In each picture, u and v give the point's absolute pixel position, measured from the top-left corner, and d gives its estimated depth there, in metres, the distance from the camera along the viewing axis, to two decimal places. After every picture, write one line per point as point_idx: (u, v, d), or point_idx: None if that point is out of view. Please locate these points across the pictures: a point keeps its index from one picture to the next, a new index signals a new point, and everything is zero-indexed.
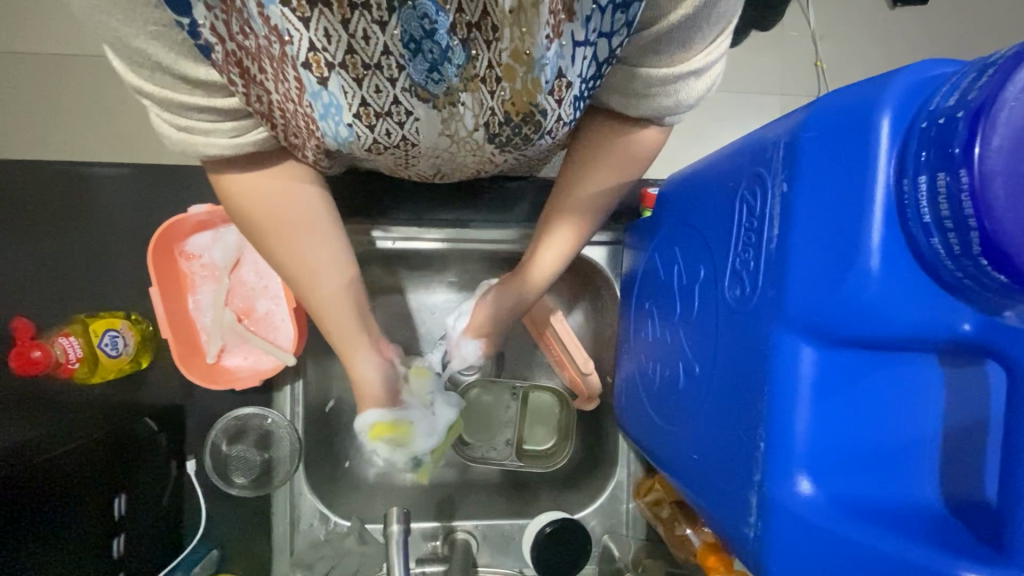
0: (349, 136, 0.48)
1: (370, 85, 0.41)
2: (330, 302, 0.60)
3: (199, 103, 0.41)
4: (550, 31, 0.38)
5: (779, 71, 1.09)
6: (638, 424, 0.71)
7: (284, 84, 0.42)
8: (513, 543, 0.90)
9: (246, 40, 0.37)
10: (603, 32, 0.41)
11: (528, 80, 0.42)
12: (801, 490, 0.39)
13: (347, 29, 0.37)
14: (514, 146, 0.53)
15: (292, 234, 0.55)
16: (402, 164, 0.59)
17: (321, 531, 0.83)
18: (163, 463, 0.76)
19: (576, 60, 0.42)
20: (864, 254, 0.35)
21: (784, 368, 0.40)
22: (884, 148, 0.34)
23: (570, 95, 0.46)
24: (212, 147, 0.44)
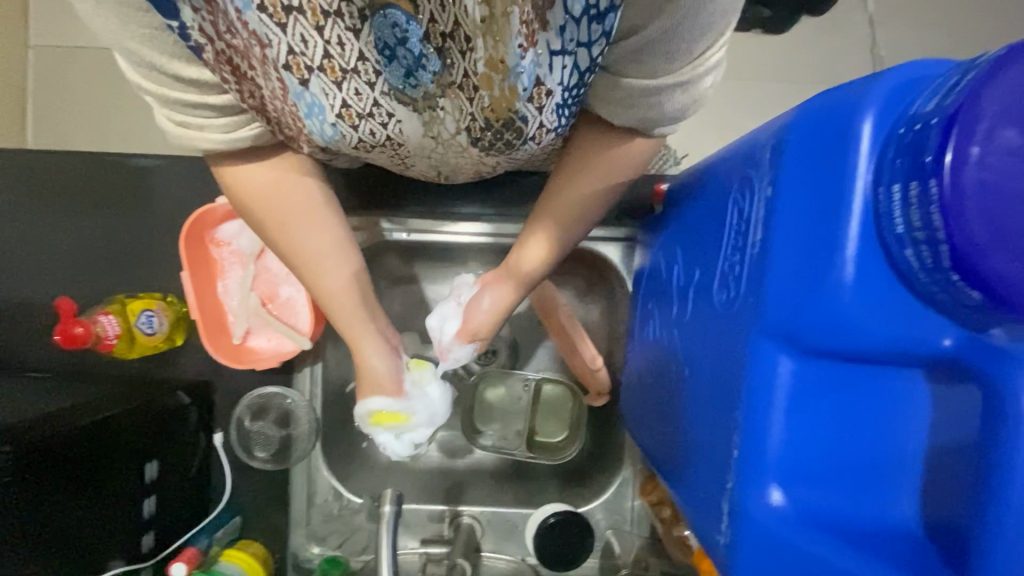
0: (335, 134, 0.56)
1: (350, 88, 0.50)
2: (336, 295, 0.64)
3: (195, 100, 0.50)
4: (522, 40, 0.42)
5: (826, 59, 1.04)
6: (637, 420, 0.71)
7: (271, 83, 0.49)
8: (517, 531, 0.92)
9: (233, 38, 0.45)
10: (582, 42, 0.46)
11: (505, 87, 0.48)
12: (770, 501, 0.39)
13: (322, 35, 0.45)
14: (498, 150, 0.60)
15: (291, 225, 0.61)
16: (399, 162, 0.68)
17: (335, 506, 0.89)
18: (193, 434, 0.83)
19: (555, 68, 0.48)
20: (838, 265, 0.34)
21: (760, 377, 0.39)
22: (863, 153, 0.33)
23: (551, 102, 0.52)
24: (205, 141, 0.54)
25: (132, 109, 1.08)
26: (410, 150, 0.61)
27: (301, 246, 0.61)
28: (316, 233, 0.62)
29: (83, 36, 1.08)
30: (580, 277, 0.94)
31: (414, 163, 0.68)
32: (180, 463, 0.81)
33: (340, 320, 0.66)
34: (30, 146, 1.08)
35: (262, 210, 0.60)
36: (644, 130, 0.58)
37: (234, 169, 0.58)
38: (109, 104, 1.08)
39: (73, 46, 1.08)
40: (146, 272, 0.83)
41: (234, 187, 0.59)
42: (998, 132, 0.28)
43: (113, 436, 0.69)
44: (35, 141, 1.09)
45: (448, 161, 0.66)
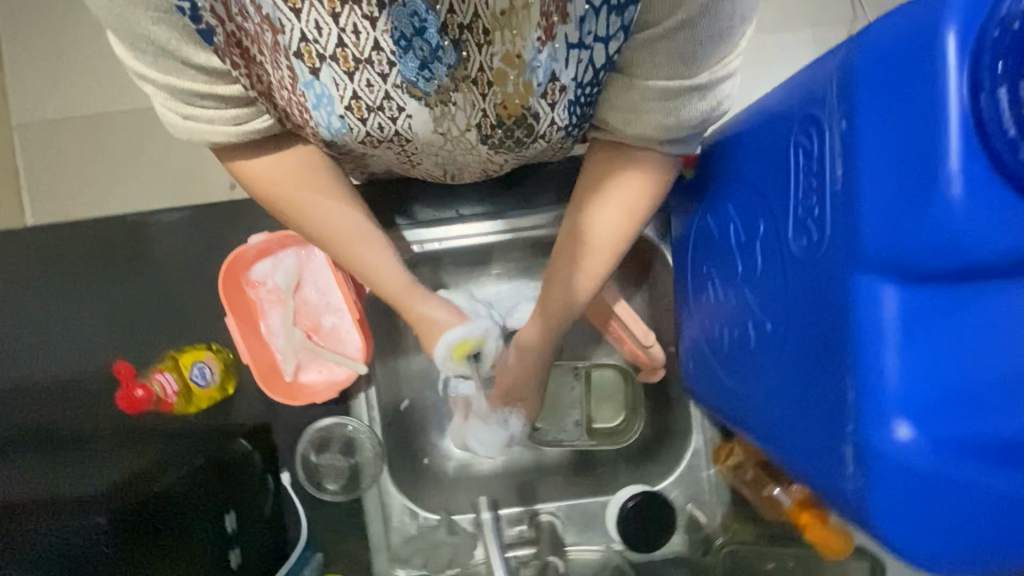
0: (343, 128, 0.56)
1: (362, 79, 0.50)
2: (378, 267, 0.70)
3: (202, 89, 0.52)
4: (541, 34, 0.46)
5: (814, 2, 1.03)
6: (708, 389, 0.70)
7: (280, 70, 0.51)
8: (598, 520, 0.91)
9: (244, 21, 0.47)
10: (600, 37, 0.48)
11: (520, 83, 0.51)
12: (899, 437, 0.38)
13: (337, 23, 0.45)
14: (506, 147, 0.61)
15: (310, 206, 0.65)
16: (405, 161, 0.68)
17: (413, 526, 0.88)
18: (262, 479, 0.81)
19: (570, 63, 0.50)
20: (943, 181, 0.33)
21: (866, 311, 0.38)
22: (953, 66, 0.32)
23: (564, 99, 0.54)
24: (216, 130, 0.56)
25: (130, 164, 1.06)
26: (417, 146, 0.61)
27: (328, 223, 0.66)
28: (337, 210, 0.66)
29: (63, 106, 1.07)
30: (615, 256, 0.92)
31: (422, 163, 0.68)
32: (254, 499, 0.79)
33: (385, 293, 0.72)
34: (29, 225, 1.06)
35: (285, 194, 0.64)
36: (661, 144, 0.57)
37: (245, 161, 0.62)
38: (102, 169, 1.07)
39: (59, 116, 1.07)
40: (184, 325, 0.83)
41: (253, 177, 0.63)
42: None
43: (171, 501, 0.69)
44: (33, 220, 1.06)
45: (455, 158, 0.65)
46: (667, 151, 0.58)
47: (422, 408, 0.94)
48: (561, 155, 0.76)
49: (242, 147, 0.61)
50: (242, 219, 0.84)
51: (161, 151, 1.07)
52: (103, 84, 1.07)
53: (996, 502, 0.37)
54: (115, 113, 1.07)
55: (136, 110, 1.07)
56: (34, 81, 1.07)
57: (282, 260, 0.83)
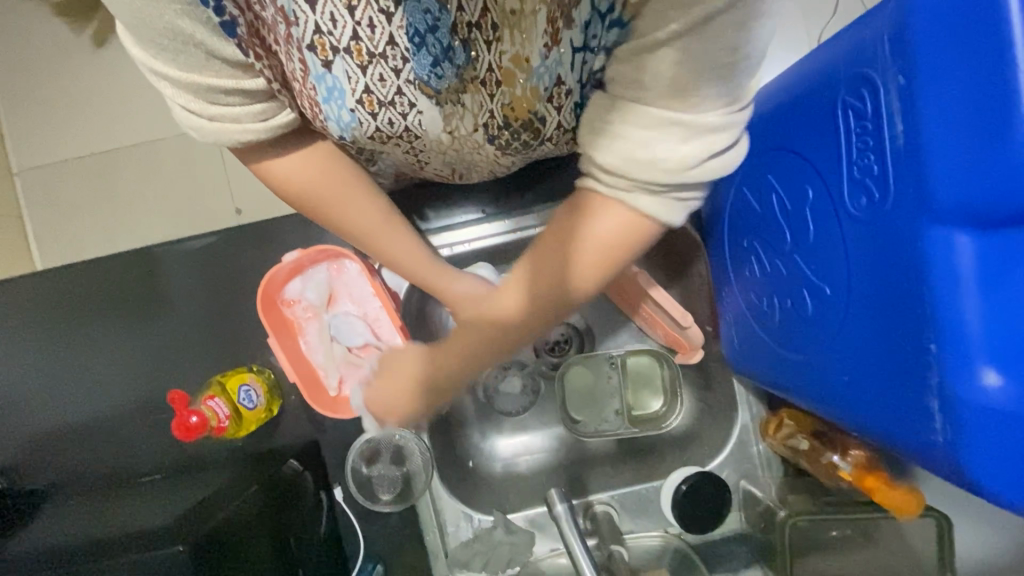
0: (352, 122, 0.56)
1: (375, 73, 0.51)
2: (404, 255, 0.71)
3: (228, 86, 0.53)
4: (548, 40, 0.48)
5: None
6: (757, 361, 0.70)
7: (292, 63, 0.51)
8: (652, 506, 0.90)
9: (261, 11, 0.47)
10: (603, 45, 0.51)
11: (528, 87, 0.53)
12: (987, 384, 0.38)
13: (353, 16, 0.46)
14: (512, 147, 0.64)
15: (331, 206, 0.66)
16: (413, 159, 0.70)
17: (469, 530, 0.87)
18: (316, 496, 0.83)
19: (574, 66, 0.52)
20: (1017, 124, 0.34)
21: (940, 262, 0.39)
22: (1015, 9, 0.33)
23: (570, 101, 0.57)
24: (241, 129, 0.56)
25: (141, 201, 1.06)
26: (425, 143, 0.62)
27: (355, 215, 0.67)
28: (356, 206, 0.67)
29: (66, 146, 1.07)
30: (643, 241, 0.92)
31: (429, 160, 0.69)
32: (304, 520, 0.78)
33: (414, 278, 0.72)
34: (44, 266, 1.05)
35: (307, 197, 0.66)
36: (631, 188, 0.53)
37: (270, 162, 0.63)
38: (112, 206, 1.06)
39: (68, 159, 1.07)
40: (223, 350, 0.83)
41: (276, 179, 0.65)
42: None
43: (242, 521, 0.65)
44: (46, 264, 1.06)
45: (462, 156, 0.67)
46: (667, 196, 0.53)
47: (462, 408, 0.96)
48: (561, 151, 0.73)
49: (267, 147, 0.62)
50: (267, 238, 0.84)
51: (168, 182, 1.07)
52: (108, 121, 1.07)
53: None
54: (119, 151, 1.07)
55: (141, 146, 1.07)
56: (36, 128, 1.07)
57: (312, 275, 0.83)
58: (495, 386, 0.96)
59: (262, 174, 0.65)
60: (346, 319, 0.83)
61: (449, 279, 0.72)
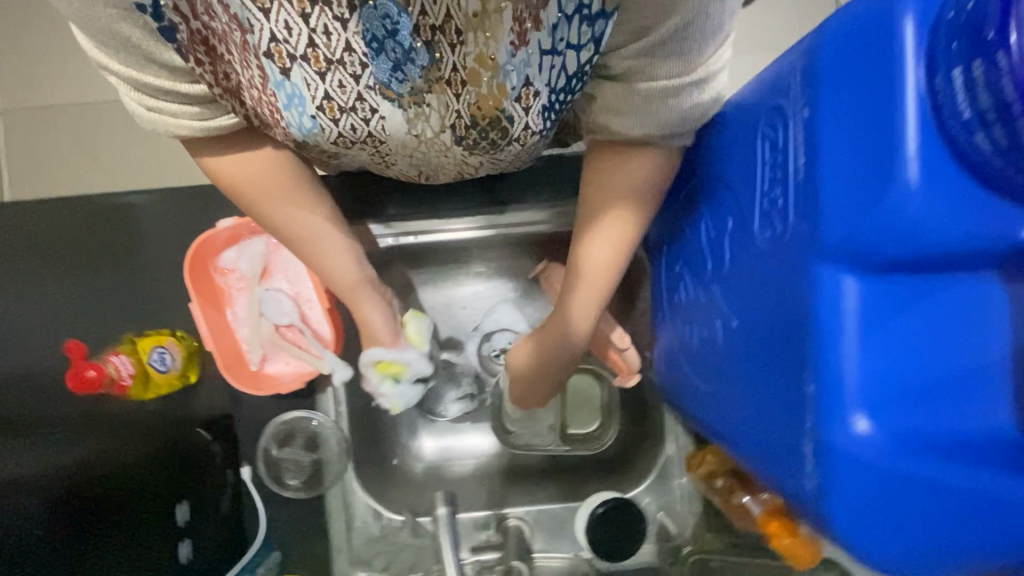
0: (314, 128, 0.54)
1: (333, 80, 0.49)
2: (331, 260, 0.68)
3: (167, 86, 0.50)
4: (514, 38, 0.45)
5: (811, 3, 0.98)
6: (685, 397, 0.68)
7: (249, 70, 0.49)
8: (567, 527, 0.88)
9: (210, 21, 0.45)
10: (572, 43, 0.47)
11: (493, 85, 0.49)
12: (857, 430, 0.37)
13: (308, 23, 0.44)
14: (481, 149, 0.59)
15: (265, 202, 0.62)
16: (381, 162, 0.66)
17: (376, 527, 0.86)
18: (220, 473, 0.79)
19: (543, 69, 0.49)
20: (900, 166, 0.33)
21: (826, 301, 0.38)
22: (908, 50, 0.32)
23: (537, 104, 0.53)
24: (182, 127, 0.54)
25: (98, 151, 1.04)
26: (392, 147, 0.59)
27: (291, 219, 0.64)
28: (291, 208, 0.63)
29: (26, 83, 1.03)
30: None
31: (396, 163, 0.66)
32: (205, 485, 0.77)
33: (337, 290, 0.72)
34: None
35: (243, 189, 0.61)
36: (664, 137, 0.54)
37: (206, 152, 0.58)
38: (86, 159, 1.04)
39: (28, 98, 1.04)
40: (148, 310, 0.81)
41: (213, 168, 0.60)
42: None
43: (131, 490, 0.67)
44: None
45: (430, 160, 0.63)
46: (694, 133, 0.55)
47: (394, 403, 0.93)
48: (514, 164, 0.74)
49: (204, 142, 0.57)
50: (212, 205, 0.83)
51: (148, 144, 1.04)
52: (72, 63, 1.03)
53: (981, 502, 0.36)
54: (85, 93, 1.03)
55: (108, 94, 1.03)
56: (8, 59, 1.03)
57: (249, 246, 0.81)
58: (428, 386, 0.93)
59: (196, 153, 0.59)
60: (275, 296, 0.81)
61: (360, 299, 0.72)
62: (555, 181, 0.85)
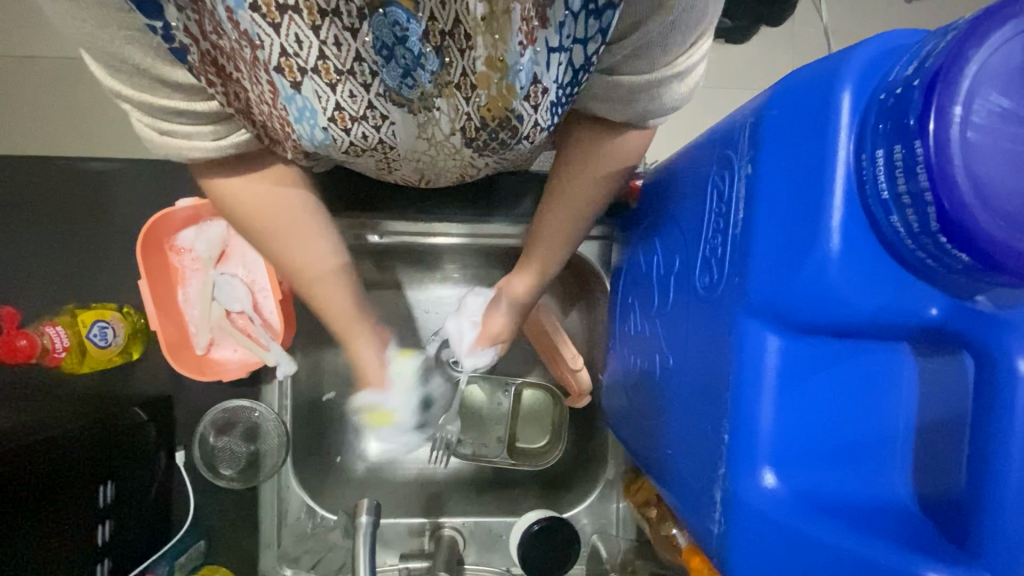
0: (326, 139, 0.54)
1: (344, 90, 0.48)
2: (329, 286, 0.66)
3: (181, 107, 0.48)
4: (522, 38, 0.42)
5: (798, 55, 1.00)
6: (623, 424, 0.69)
7: (259, 86, 0.47)
8: (502, 541, 0.88)
9: (219, 39, 0.43)
10: (578, 38, 0.46)
11: (503, 86, 0.47)
12: (765, 484, 0.38)
13: (318, 36, 0.43)
14: (490, 150, 0.59)
15: (280, 240, 0.61)
16: (385, 167, 0.66)
17: (308, 524, 0.84)
18: (153, 452, 0.79)
19: (551, 66, 0.47)
20: (824, 236, 0.34)
21: (748, 356, 0.38)
22: (844, 124, 0.33)
23: (547, 100, 0.51)
24: (197, 148, 0.52)
25: None
26: (399, 153, 0.59)
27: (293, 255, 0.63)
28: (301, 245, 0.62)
29: None
30: (561, 281, 0.92)
31: (400, 167, 0.65)
32: (139, 463, 0.76)
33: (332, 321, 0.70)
34: None
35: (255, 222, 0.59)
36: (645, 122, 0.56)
37: (220, 182, 0.56)
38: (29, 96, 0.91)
39: None
40: (98, 281, 0.79)
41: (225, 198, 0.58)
42: (995, 99, 0.28)
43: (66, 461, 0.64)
44: None
45: (435, 163, 0.63)
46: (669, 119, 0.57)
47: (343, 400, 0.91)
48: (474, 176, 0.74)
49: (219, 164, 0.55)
50: (177, 181, 0.81)
51: None
52: None
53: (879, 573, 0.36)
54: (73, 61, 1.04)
55: None
56: None
57: (208, 228, 0.80)
58: None
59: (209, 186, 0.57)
60: (229, 282, 0.80)
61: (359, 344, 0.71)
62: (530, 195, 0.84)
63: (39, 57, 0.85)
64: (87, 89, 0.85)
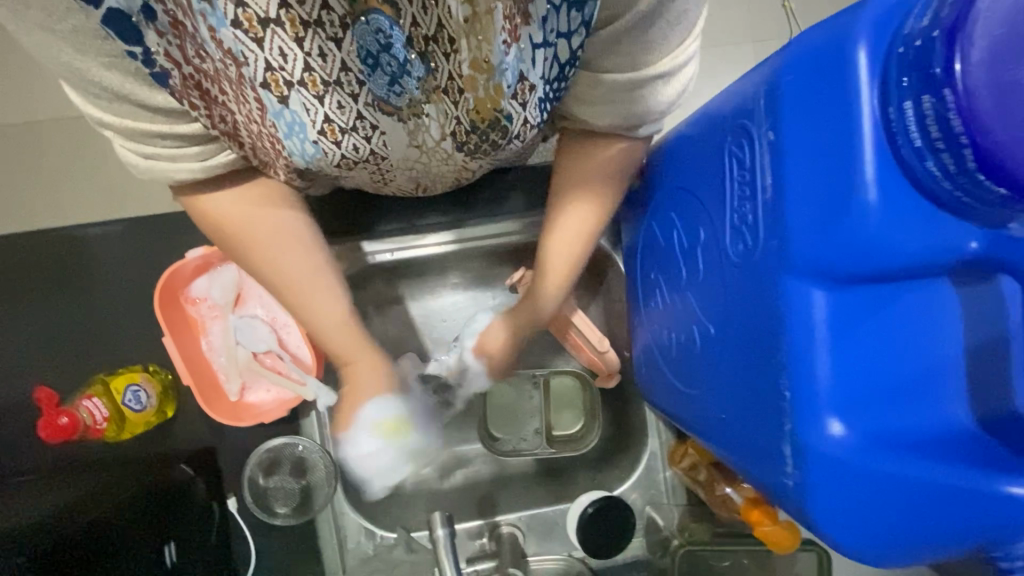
0: (317, 152, 0.54)
1: (332, 102, 0.48)
2: (326, 323, 0.63)
3: (162, 129, 0.48)
4: (506, 36, 0.42)
5: (760, 6, 1.01)
6: (662, 394, 0.71)
7: (247, 105, 0.48)
8: (559, 528, 0.90)
9: (202, 63, 0.44)
10: (562, 32, 0.46)
11: (490, 86, 0.47)
12: (833, 433, 0.40)
13: (302, 47, 0.42)
14: (483, 152, 0.60)
15: (268, 251, 0.59)
16: (380, 179, 0.66)
17: (370, 546, 0.84)
18: (205, 506, 0.78)
19: (537, 62, 0.47)
20: (860, 189, 0.35)
21: (795, 312, 0.40)
22: (863, 80, 0.34)
23: (534, 96, 0.51)
24: (181, 169, 0.51)
25: None
26: (392, 163, 0.59)
27: (284, 272, 0.60)
28: (298, 257, 0.60)
29: None
30: None
31: (396, 177, 0.66)
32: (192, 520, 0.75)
33: (328, 346, 0.64)
34: None
35: (236, 234, 0.58)
36: (628, 129, 0.56)
37: (207, 197, 0.56)
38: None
39: None
40: (120, 343, 0.78)
41: (206, 216, 0.57)
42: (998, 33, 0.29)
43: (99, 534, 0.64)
44: None
45: (430, 170, 0.64)
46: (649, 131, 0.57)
47: None
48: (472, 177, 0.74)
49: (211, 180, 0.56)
50: (178, 231, 0.80)
51: None
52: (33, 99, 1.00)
53: (953, 495, 0.38)
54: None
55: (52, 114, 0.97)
56: None
57: (221, 274, 0.80)
58: None
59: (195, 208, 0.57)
60: (250, 323, 0.80)
61: (361, 359, 0.64)
62: (518, 190, 0.89)
63: (16, 132, 0.84)
64: (68, 154, 0.84)
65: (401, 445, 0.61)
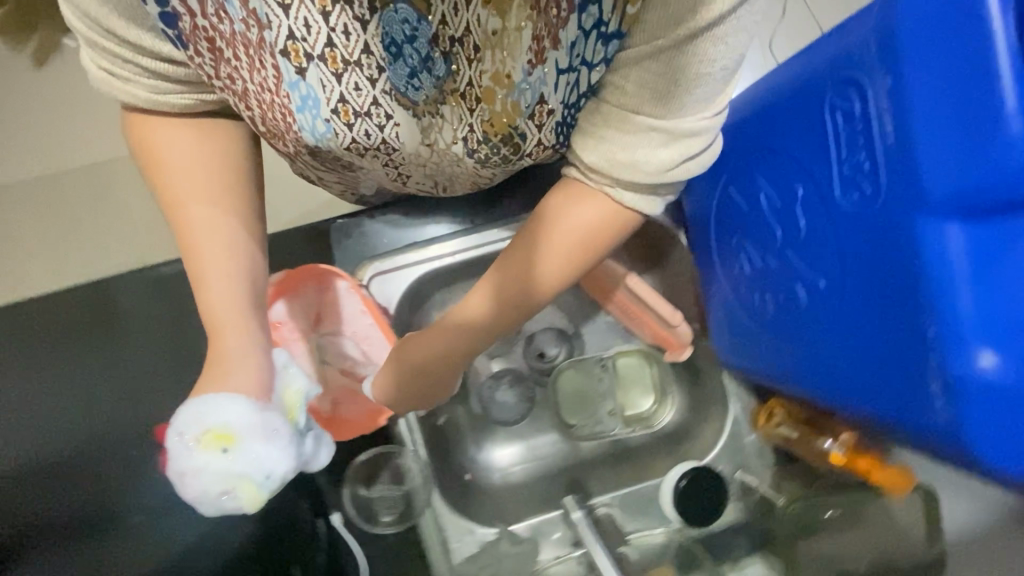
0: (327, 133, 0.53)
1: (349, 81, 0.49)
2: (220, 296, 0.54)
3: (127, 56, 0.51)
4: (532, 56, 0.48)
5: None
6: (753, 357, 0.70)
7: (262, 71, 0.49)
8: (652, 504, 0.91)
9: (219, 22, 0.46)
10: (586, 60, 0.51)
11: (507, 102, 0.52)
12: (984, 364, 0.40)
13: (327, 22, 0.45)
14: (495, 164, 0.61)
15: (179, 189, 0.56)
16: (395, 176, 0.67)
17: (474, 544, 0.86)
18: (314, 529, 0.75)
19: (559, 86, 0.52)
20: (1004, 120, 0.38)
21: (930, 248, 0.41)
22: (996, 18, 0.37)
23: (551, 121, 0.56)
24: (129, 94, 0.53)
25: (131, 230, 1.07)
26: (403, 157, 0.59)
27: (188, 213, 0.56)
28: (209, 205, 0.56)
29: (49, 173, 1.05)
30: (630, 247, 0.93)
31: (413, 175, 0.67)
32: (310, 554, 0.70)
33: (211, 310, 0.55)
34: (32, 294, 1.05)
35: (161, 163, 0.56)
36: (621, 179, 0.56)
37: (150, 121, 0.56)
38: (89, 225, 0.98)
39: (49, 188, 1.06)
40: None
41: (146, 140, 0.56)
42: None
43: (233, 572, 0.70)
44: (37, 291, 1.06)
45: (443, 170, 0.65)
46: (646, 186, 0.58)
47: (456, 422, 0.94)
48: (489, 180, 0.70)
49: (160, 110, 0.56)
50: None
51: None
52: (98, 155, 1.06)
53: None
54: (110, 196, 1.12)
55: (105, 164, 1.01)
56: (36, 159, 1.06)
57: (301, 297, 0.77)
58: (491, 398, 0.94)
59: (137, 129, 0.57)
60: (336, 340, 0.80)
61: (230, 333, 0.53)
62: None
63: None
64: None
65: (236, 459, 0.43)
